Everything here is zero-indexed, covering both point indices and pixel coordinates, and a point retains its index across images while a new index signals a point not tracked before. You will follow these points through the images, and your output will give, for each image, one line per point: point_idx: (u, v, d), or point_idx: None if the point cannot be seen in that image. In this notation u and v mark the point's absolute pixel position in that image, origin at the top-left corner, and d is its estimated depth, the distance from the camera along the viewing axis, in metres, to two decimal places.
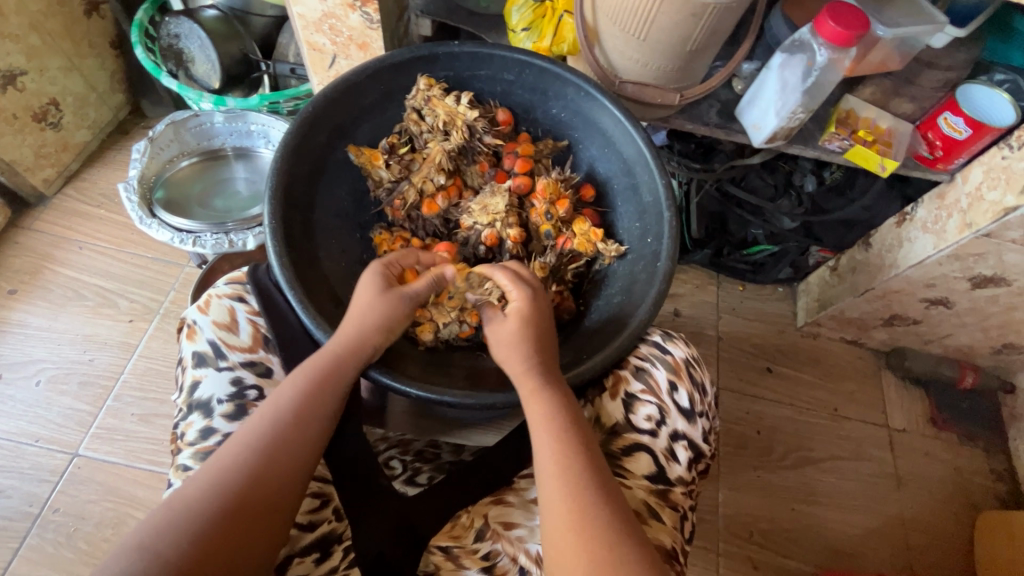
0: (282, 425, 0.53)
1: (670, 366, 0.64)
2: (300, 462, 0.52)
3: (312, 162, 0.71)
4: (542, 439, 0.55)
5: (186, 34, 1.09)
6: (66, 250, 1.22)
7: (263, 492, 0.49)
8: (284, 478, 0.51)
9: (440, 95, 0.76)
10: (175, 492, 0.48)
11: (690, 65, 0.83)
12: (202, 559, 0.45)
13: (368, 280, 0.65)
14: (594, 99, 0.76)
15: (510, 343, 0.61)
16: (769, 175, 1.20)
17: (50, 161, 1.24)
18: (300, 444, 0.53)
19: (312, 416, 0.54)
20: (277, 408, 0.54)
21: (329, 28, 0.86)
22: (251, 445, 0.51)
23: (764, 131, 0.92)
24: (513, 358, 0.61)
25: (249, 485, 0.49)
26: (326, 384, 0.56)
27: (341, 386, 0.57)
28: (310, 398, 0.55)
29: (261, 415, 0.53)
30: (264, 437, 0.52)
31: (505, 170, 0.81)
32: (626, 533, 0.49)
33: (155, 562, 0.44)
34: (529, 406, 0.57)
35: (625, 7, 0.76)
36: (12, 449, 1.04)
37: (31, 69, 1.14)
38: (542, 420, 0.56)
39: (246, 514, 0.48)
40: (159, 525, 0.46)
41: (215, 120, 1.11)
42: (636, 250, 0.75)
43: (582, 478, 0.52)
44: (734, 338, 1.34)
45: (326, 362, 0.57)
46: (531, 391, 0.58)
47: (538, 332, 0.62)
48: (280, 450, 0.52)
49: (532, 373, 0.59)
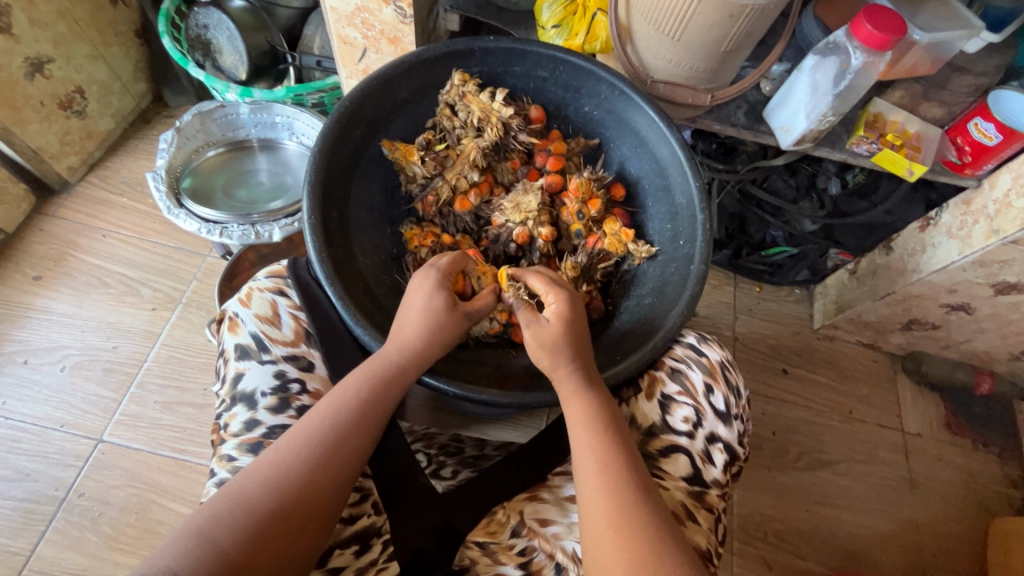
0: (337, 424, 0.53)
1: (707, 369, 0.64)
2: (352, 463, 0.53)
3: (348, 157, 0.71)
4: (584, 441, 0.55)
5: (214, 25, 1.09)
6: (90, 237, 1.23)
7: (316, 489, 0.50)
8: (336, 476, 0.51)
9: (474, 91, 0.76)
10: (231, 482, 0.49)
11: (722, 66, 0.83)
12: (256, 551, 0.46)
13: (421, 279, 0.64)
14: (629, 99, 0.76)
15: (550, 346, 0.59)
16: (791, 176, 1.20)
17: (75, 149, 1.24)
18: (355, 445, 0.54)
19: (368, 417, 0.55)
20: (336, 407, 0.54)
21: (361, 21, 0.86)
22: (309, 441, 0.52)
23: (793, 133, 0.92)
24: (558, 362, 0.59)
25: (303, 481, 0.50)
26: (382, 387, 0.57)
27: (397, 391, 0.58)
28: (367, 399, 0.56)
29: (316, 412, 0.54)
30: (322, 434, 0.52)
31: (537, 167, 0.81)
32: (671, 540, 0.49)
33: (214, 551, 0.45)
34: (569, 406, 0.58)
35: (661, 6, 0.76)
36: (38, 433, 1.05)
37: (58, 56, 1.14)
38: (583, 423, 0.56)
39: (298, 510, 0.49)
40: (217, 514, 0.47)
41: (241, 111, 1.11)
42: (667, 251, 0.75)
43: (624, 482, 0.52)
44: (751, 339, 1.34)
45: (385, 366, 0.58)
46: (573, 393, 0.58)
47: (580, 335, 0.61)
48: (334, 448, 0.52)
49: (577, 374, 0.59)
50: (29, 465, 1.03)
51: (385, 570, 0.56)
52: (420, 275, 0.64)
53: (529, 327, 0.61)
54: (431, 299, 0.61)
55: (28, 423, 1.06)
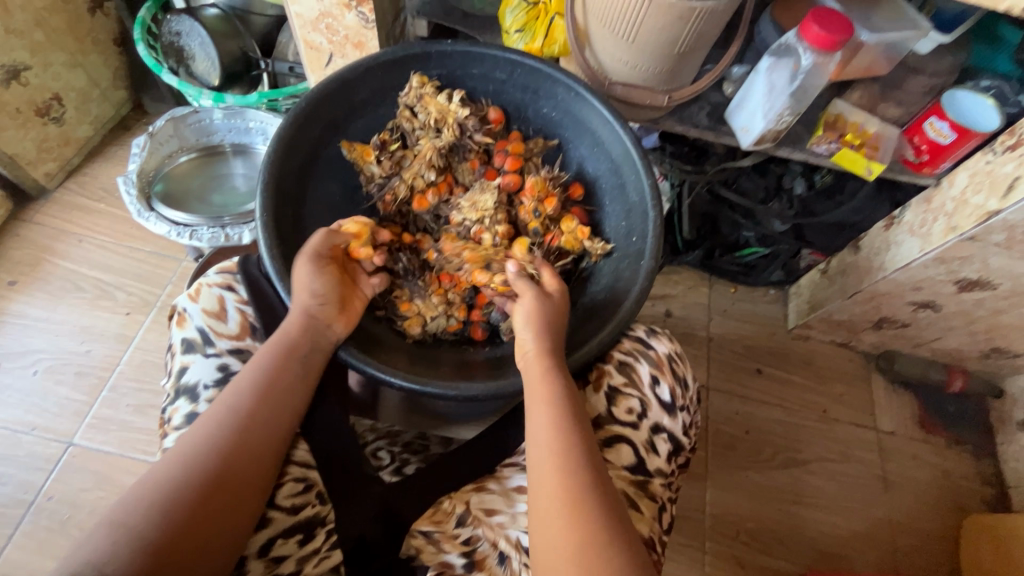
0: (248, 405, 0.54)
1: (653, 361, 0.65)
2: (266, 440, 0.54)
3: (305, 157, 0.73)
4: (537, 419, 0.56)
5: (187, 32, 1.11)
6: (66, 243, 1.24)
7: (231, 468, 0.51)
8: (250, 454, 0.52)
9: (432, 93, 0.78)
10: (146, 474, 0.49)
11: (678, 67, 0.84)
12: (176, 532, 0.46)
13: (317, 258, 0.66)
14: (583, 99, 0.78)
15: (534, 318, 0.63)
16: (760, 177, 1.21)
17: (52, 155, 1.26)
18: (267, 423, 0.55)
19: (276, 396, 0.56)
20: (242, 388, 0.55)
21: (326, 27, 0.88)
22: (218, 424, 0.53)
23: (751, 133, 0.93)
24: (543, 332, 0.62)
25: (220, 462, 0.51)
26: (289, 365, 0.58)
27: (305, 367, 0.60)
28: (275, 378, 0.57)
29: (225, 397, 0.55)
30: (233, 415, 0.53)
31: (495, 167, 0.82)
32: (612, 511, 0.50)
33: (133, 539, 0.45)
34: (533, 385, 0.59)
35: (614, 9, 0.78)
36: (8, 437, 1.05)
37: (35, 64, 1.16)
38: (544, 402, 0.57)
39: (214, 489, 0.49)
40: (131, 503, 0.47)
41: (215, 116, 1.13)
42: (621, 248, 0.76)
43: (575, 460, 0.53)
44: (725, 339, 1.35)
45: (288, 344, 0.59)
46: (541, 371, 0.59)
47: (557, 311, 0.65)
48: (244, 427, 0.53)
49: (543, 354, 0.61)
50: None
51: (328, 558, 0.57)
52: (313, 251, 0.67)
53: (526, 295, 0.65)
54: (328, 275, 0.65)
55: None
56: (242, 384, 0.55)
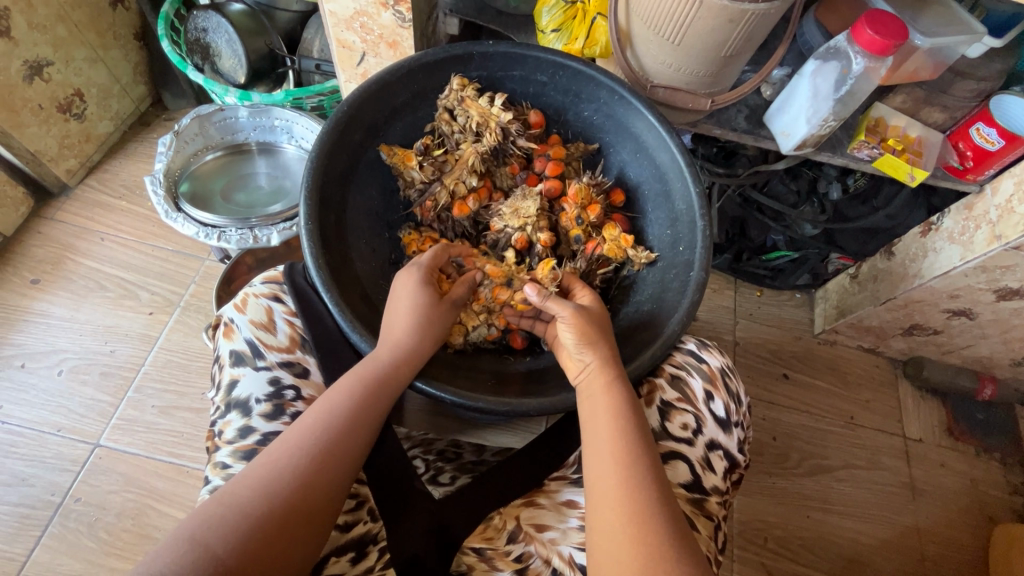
0: (334, 426, 0.54)
1: (707, 375, 0.64)
2: (347, 468, 0.53)
3: (346, 162, 0.71)
4: (608, 434, 0.55)
5: (214, 28, 1.08)
6: (88, 241, 1.22)
7: (311, 493, 0.50)
8: (332, 481, 0.51)
9: (473, 95, 0.76)
10: (224, 487, 0.48)
11: (723, 71, 0.82)
12: (246, 551, 0.45)
13: (417, 282, 0.66)
14: (628, 104, 0.75)
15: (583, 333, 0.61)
16: (792, 181, 1.18)
17: (74, 152, 1.24)
18: (348, 448, 0.54)
19: (362, 422, 0.55)
20: (330, 409, 0.54)
21: (360, 26, 0.86)
22: (304, 445, 0.52)
23: (793, 138, 0.91)
24: (599, 347, 0.61)
25: (297, 482, 0.50)
26: (378, 391, 0.58)
27: (391, 395, 0.59)
28: (363, 403, 0.56)
29: (313, 415, 0.54)
30: (316, 434, 0.53)
31: (536, 172, 0.81)
32: (679, 533, 0.49)
33: (206, 556, 0.44)
34: (594, 402, 0.58)
35: (661, 11, 0.75)
36: (34, 437, 1.05)
37: (57, 59, 1.14)
38: (607, 417, 0.56)
39: (293, 513, 0.48)
40: (209, 517, 0.46)
41: (239, 114, 1.11)
42: (667, 258, 0.74)
43: (642, 482, 0.51)
44: (752, 343, 1.34)
45: (383, 369, 0.59)
46: (605, 385, 0.58)
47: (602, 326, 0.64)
48: (330, 453, 0.52)
49: (607, 368, 0.59)
50: (25, 470, 1.02)
51: None
52: (404, 273, 0.67)
53: (565, 315, 0.63)
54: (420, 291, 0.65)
55: (24, 427, 1.05)
56: (331, 406, 0.55)
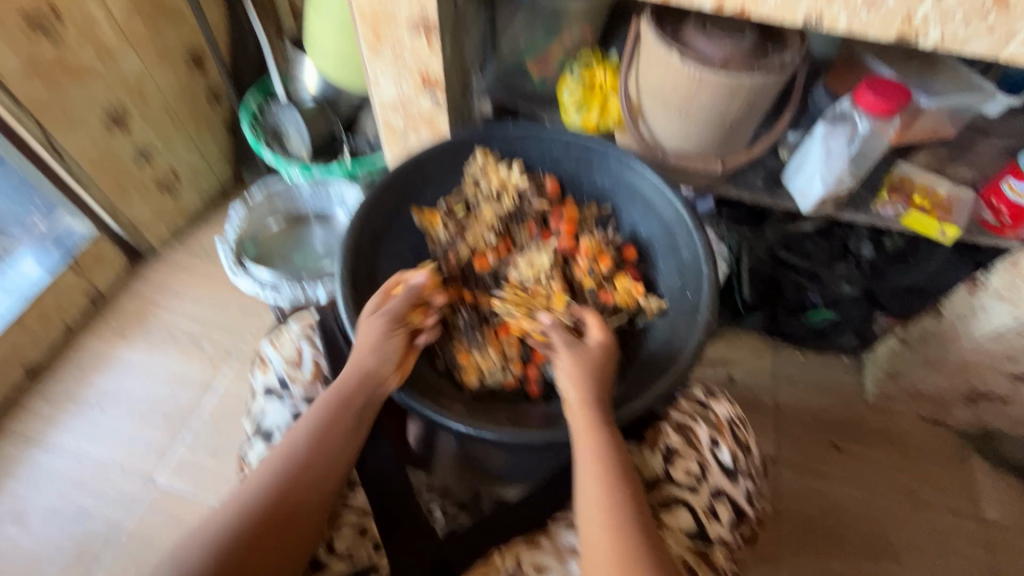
0: (307, 448, 0.61)
1: (713, 425, 0.67)
2: (325, 483, 0.61)
3: (380, 222, 0.80)
4: (592, 474, 0.59)
5: (286, 118, 1.29)
6: (167, 297, 1.39)
7: (292, 508, 0.59)
8: (311, 495, 0.60)
9: (494, 164, 0.86)
10: (222, 508, 0.58)
11: (730, 136, 0.88)
12: (239, 562, 0.55)
13: (374, 322, 0.68)
14: (635, 168, 0.82)
15: (580, 372, 0.65)
16: (824, 240, 1.17)
17: (166, 221, 1.44)
18: (322, 465, 0.62)
19: (328, 445, 0.63)
20: (302, 435, 0.62)
21: (402, 108, 0.99)
22: (282, 469, 0.60)
23: (811, 197, 0.93)
24: (586, 388, 0.64)
25: (279, 500, 0.58)
26: (344, 413, 0.64)
27: (361, 414, 0.66)
28: (331, 425, 0.63)
29: (292, 441, 0.62)
30: (294, 457, 0.61)
31: (552, 231, 0.87)
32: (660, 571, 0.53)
33: (206, 566, 0.54)
34: (580, 443, 0.61)
35: (667, 87, 0.83)
36: (100, 473, 1.15)
37: (161, 146, 1.36)
38: (592, 461, 0.59)
39: (280, 532, 0.57)
40: (209, 536, 0.56)
41: (303, 188, 1.27)
42: (676, 304, 0.79)
43: (625, 518, 0.56)
44: (793, 408, 1.27)
45: (346, 392, 0.65)
46: (586, 430, 0.61)
47: (608, 360, 0.68)
48: (307, 471, 0.61)
49: (590, 410, 0.63)
50: (90, 503, 1.12)
51: None
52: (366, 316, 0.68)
53: (566, 355, 0.68)
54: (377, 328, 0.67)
55: (93, 463, 1.16)
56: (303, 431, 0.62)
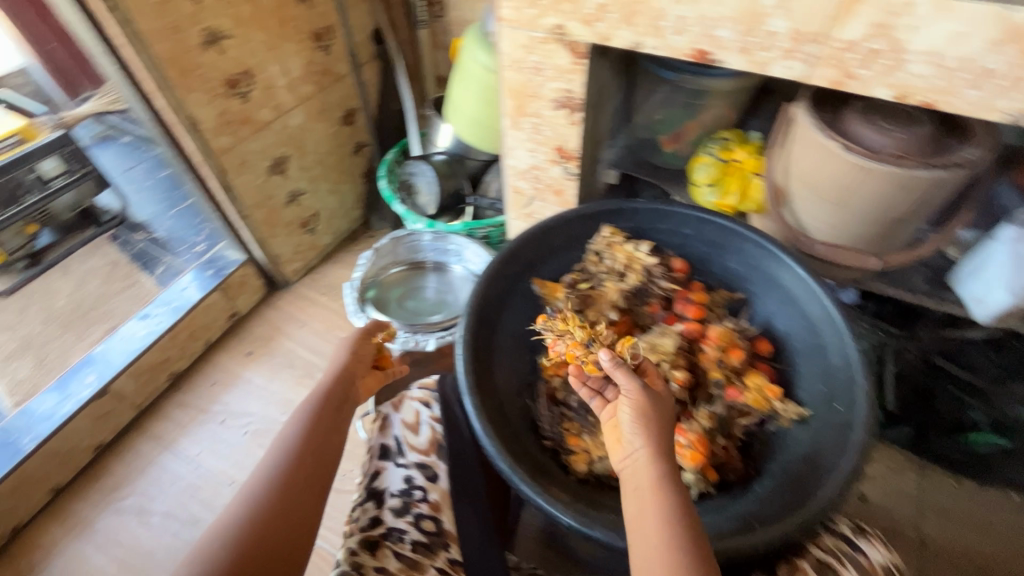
0: (296, 440, 0.66)
1: (864, 570, 0.58)
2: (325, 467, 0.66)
3: (502, 289, 0.81)
4: (651, 545, 0.48)
5: (419, 173, 1.38)
6: (292, 326, 1.51)
7: (298, 493, 0.61)
8: (313, 480, 0.63)
9: (621, 242, 0.84)
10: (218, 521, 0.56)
11: (893, 230, 0.80)
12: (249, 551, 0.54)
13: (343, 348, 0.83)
14: (776, 259, 0.76)
15: (642, 414, 0.54)
16: (995, 354, 1.00)
17: (301, 257, 1.59)
18: (319, 452, 0.66)
19: (319, 432, 0.68)
20: (289, 433, 0.67)
21: (533, 176, 1.02)
22: (279, 459, 0.63)
23: (990, 306, 0.81)
24: (651, 439, 0.53)
25: (285, 485, 0.61)
26: (326, 410, 0.71)
27: (339, 409, 0.73)
28: (319, 421, 0.69)
29: (283, 439, 0.66)
30: (291, 448, 0.65)
31: (676, 314, 0.84)
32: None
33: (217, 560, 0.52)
34: (643, 506, 0.50)
35: (823, 174, 0.77)
36: (213, 485, 1.24)
37: (309, 191, 1.52)
38: (653, 530, 0.48)
39: (287, 508, 0.59)
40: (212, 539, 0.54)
41: (425, 239, 1.33)
42: (820, 416, 0.70)
43: None
44: (945, 548, 1.07)
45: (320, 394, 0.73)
46: (653, 492, 0.50)
47: (663, 404, 0.56)
48: (307, 456, 0.65)
49: (657, 470, 0.51)
50: (200, 513, 1.21)
51: None
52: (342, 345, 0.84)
53: (629, 389, 0.57)
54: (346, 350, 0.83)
55: (209, 474, 1.26)
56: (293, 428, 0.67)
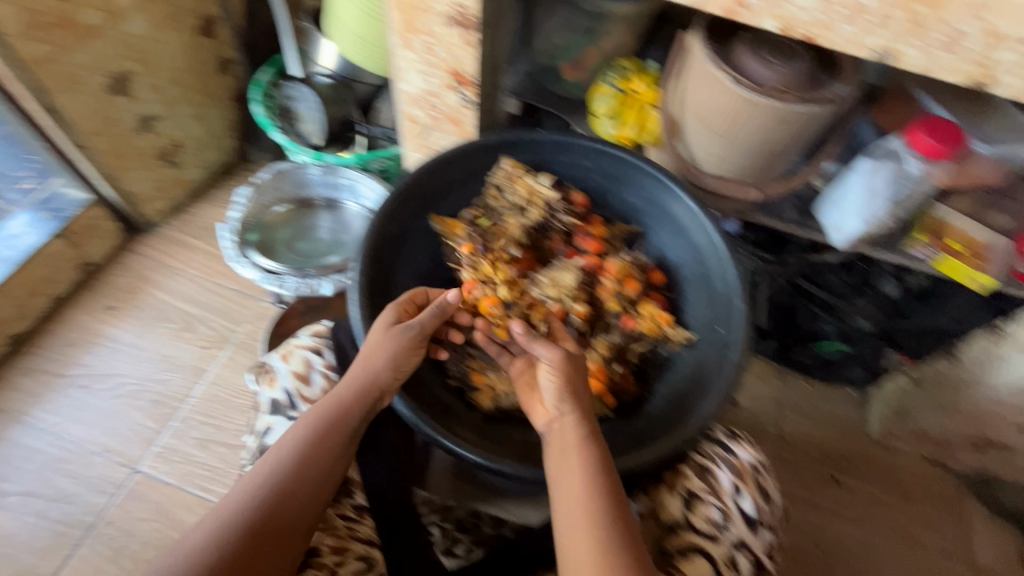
0: (292, 459, 0.58)
1: (735, 470, 0.62)
2: (321, 487, 0.58)
3: (399, 228, 0.76)
4: (574, 487, 0.58)
5: (300, 97, 1.23)
6: (162, 274, 1.33)
7: (284, 514, 0.55)
8: (305, 495, 0.57)
9: (522, 175, 0.82)
10: (200, 525, 0.54)
11: (770, 164, 0.85)
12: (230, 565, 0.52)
13: (382, 315, 0.67)
14: (669, 190, 0.78)
15: (563, 389, 0.64)
16: (848, 273, 1.14)
17: (165, 194, 1.38)
18: (317, 470, 0.58)
19: (317, 458, 0.59)
20: (287, 448, 0.58)
21: (428, 103, 0.94)
22: (269, 476, 0.57)
23: (846, 233, 0.91)
24: (566, 403, 0.63)
25: (270, 507, 0.55)
26: (335, 424, 0.61)
27: (345, 441, 0.61)
28: (321, 435, 0.60)
29: (277, 451, 0.58)
30: (284, 469, 0.57)
31: (576, 248, 0.84)
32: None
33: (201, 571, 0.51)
34: (567, 456, 0.60)
35: (713, 107, 0.79)
36: (82, 456, 1.10)
37: (165, 115, 1.29)
38: (579, 470, 0.59)
39: (269, 541, 0.54)
40: (193, 552, 0.52)
41: (312, 171, 1.21)
42: (704, 338, 0.75)
43: (610, 533, 0.55)
44: (798, 439, 1.26)
45: (334, 401, 0.62)
46: (575, 442, 0.60)
47: (576, 378, 0.65)
48: (298, 477, 0.57)
49: (580, 426, 0.62)
50: (68, 488, 1.07)
51: None
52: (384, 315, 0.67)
53: (551, 358, 0.65)
54: (382, 326, 0.65)
55: (75, 445, 1.11)
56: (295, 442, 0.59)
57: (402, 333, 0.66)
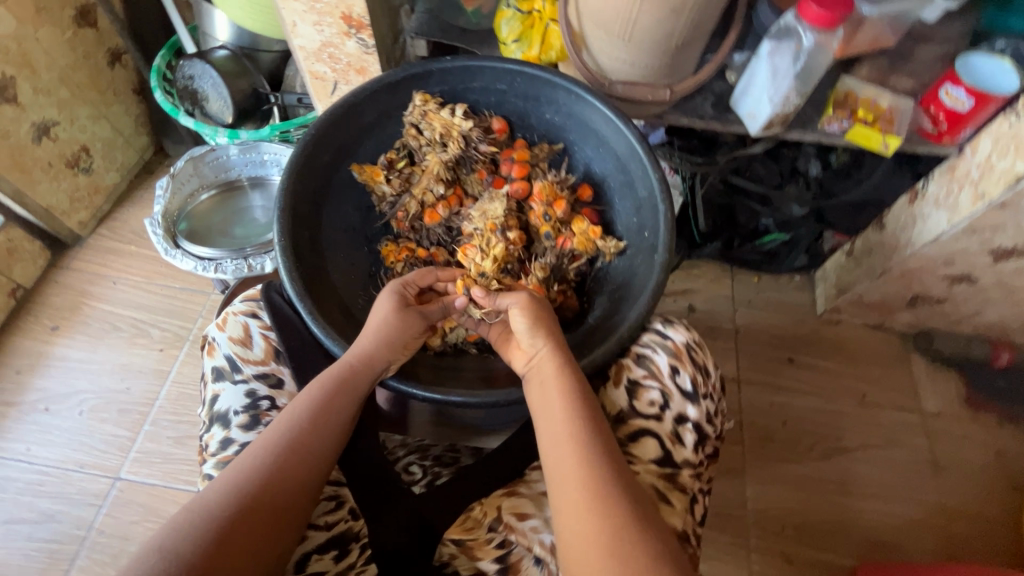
0: (297, 431, 0.57)
1: (671, 352, 0.66)
2: (325, 460, 0.57)
3: (318, 182, 0.75)
4: (557, 416, 0.58)
5: (200, 75, 1.15)
6: (101, 286, 1.29)
7: (284, 487, 0.53)
8: (307, 467, 0.56)
9: (435, 108, 0.80)
10: (196, 498, 0.51)
11: (677, 60, 0.85)
12: (223, 541, 0.49)
13: (385, 298, 0.69)
14: (583, 101, 0.78)
15: (535, 321, 0.64)
16: (774, 163, 1.20)
17: (84, 204, 1.32)
18: (319, 443, 0.57)
19: (327, 426, 0.58)
20: (292, 419, 0.57)
21: (328, 56, 0.91)
22: (271, 450, 0.55)
23: (759, 119, 0.92)
24: (543, 338, 0.63)
25: (274, 478, 0.53)
26: (340, 396, 0.60)
27: (348, 413, 0.61)
28: (325, 407, 0.59)
29: (279, 423, 0.57)
30: (286, 442, 0.56)
31: (503, 176, 0.84)
32: (631, 502, 0.52)
33: (193, 547, 0.47)
34: (546, 387, 0.60)
35: (610, 11, 0.79)
36: (59, 475, 1.10)
37: (62, 119, 1.22)
38: (558, 401, 0.58)
39: (273, 506, 0.52)
40: (180, 529, 0.48)
41: (231, 152, 1.17)
42: (634, 244, 0.77)
43: (597, 462, 0.54)
44: (753, 329, 1.32)
45: (343, 373, 0.62)
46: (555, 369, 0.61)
47: (548, 318, 0.66)
48: (298, 449, 0.56)
49: (556, 356, 0.62)
50: (53, 508, 1.07)
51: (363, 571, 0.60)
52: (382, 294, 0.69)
53: (518, 302, 0.66)
54: (389, 308, 0.67)
55: (50, 466, 1.11)
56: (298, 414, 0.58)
57: (415, 315, 0.69)
